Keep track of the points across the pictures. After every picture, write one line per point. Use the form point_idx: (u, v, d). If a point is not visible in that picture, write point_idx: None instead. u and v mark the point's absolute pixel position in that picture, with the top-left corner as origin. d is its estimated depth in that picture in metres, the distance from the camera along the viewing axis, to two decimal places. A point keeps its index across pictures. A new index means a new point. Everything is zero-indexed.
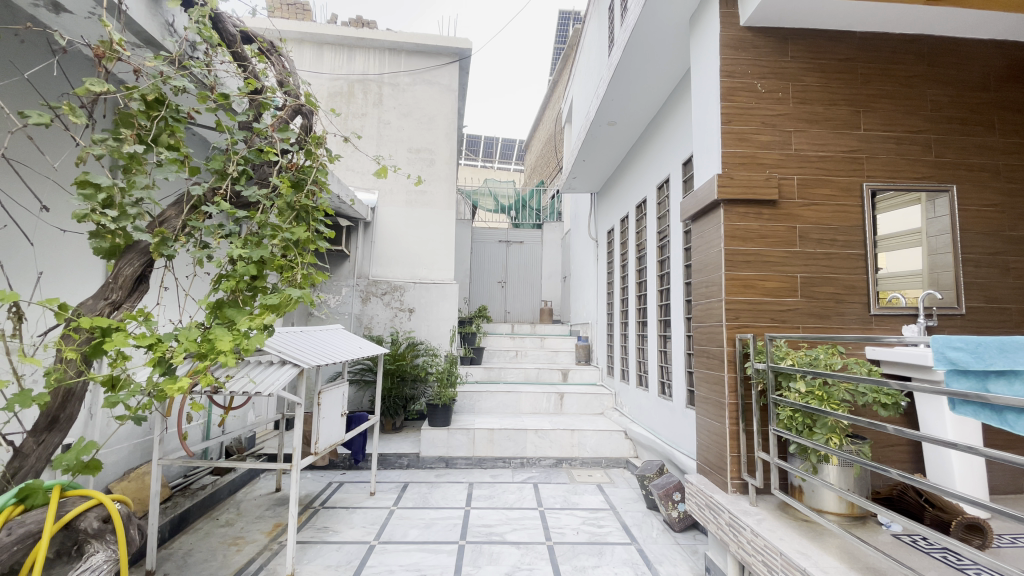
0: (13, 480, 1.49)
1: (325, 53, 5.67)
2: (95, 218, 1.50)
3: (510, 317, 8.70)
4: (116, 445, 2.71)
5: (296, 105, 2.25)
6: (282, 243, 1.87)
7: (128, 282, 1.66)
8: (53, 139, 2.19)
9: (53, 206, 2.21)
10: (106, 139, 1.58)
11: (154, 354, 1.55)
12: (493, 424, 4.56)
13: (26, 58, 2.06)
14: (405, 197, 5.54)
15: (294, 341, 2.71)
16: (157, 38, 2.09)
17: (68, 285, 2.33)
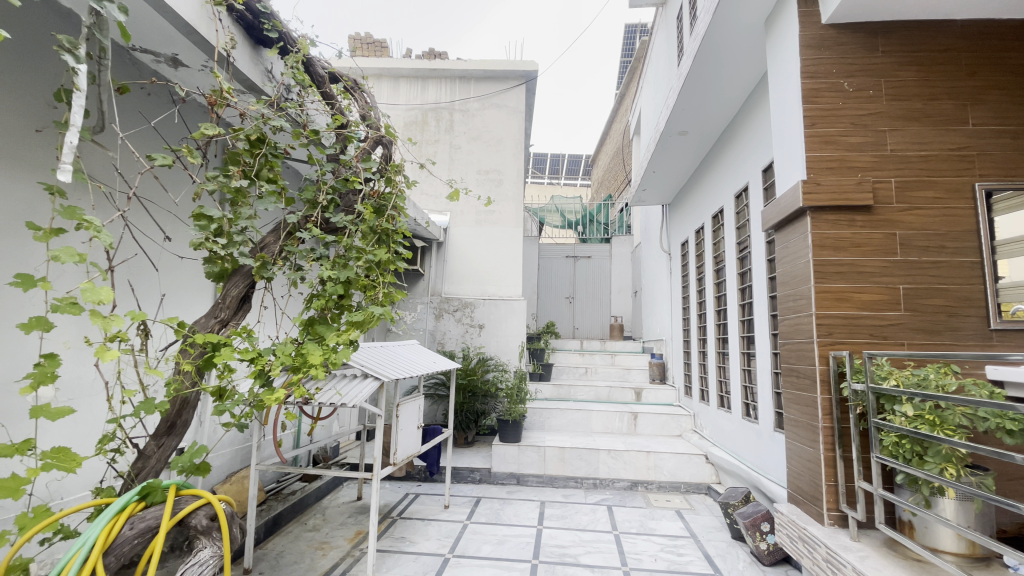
0: (138, 479, 1.70)
1: (400, 86, 6.05)
2: (209, 245, 1.70)
3: (579, 334, 8.61)
4: (221, 449, 3.00)
5: (377, 136, 2.42)
6: (366, 264, 2.01)
7: (233, 303, 1.85)
8: (174, 177, 2.53)
9: (174, 236, 2.53)
10: (217, 175, 1.79)
11: (255, 366, 1.71)
12: (564, 443, 4.51)
13: (154, 109, 2.40)
14: (475, 217, 5.72)
15: (374, 356, 2.87)
16: (258, 84, 2.35)
17: (185, 305, 2.65)
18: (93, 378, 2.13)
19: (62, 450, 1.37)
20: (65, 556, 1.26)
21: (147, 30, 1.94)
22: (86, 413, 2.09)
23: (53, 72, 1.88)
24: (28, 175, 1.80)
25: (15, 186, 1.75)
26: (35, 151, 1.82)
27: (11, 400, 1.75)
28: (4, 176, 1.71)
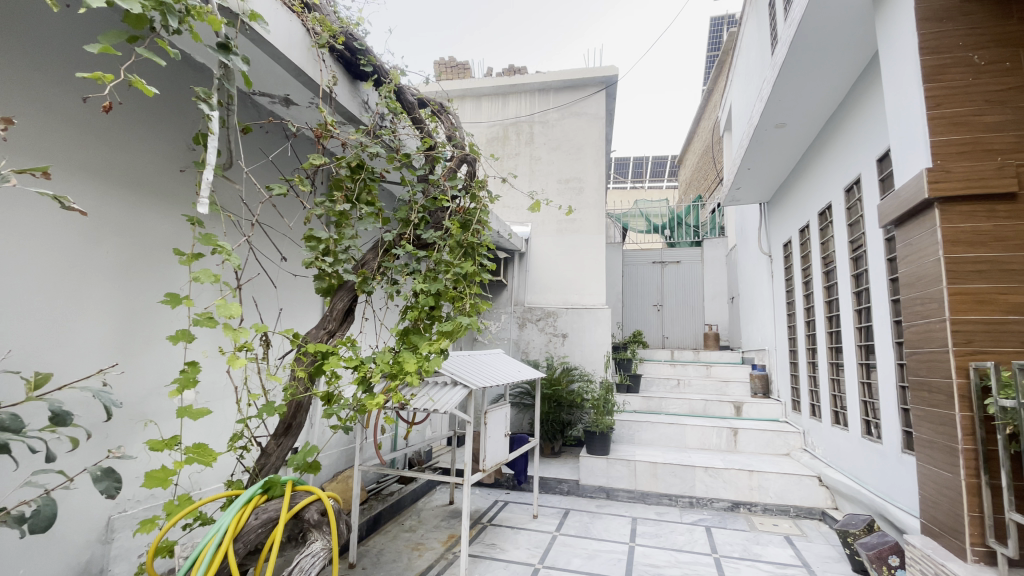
0: (262, 473, 1.91)
1: (482, 104, 6.30)
2: (318, 263, 1.92)
3: (670, 343, 8.27)
4: (328, 449, 3.28)
5: (462, 155, 2.54)
6: (454, 276, 2.12)
7: (339, 315, 2.02)
8: (289, 204, 2.85)
9: (290, 256, 2.84)
10: (324, 201, 1.99)
11: (358, 373, 1.86)
12: (656, 457, 4.33)
13: (273, 145, 2.73)
14: (556, 226, 5.74)
15: (463, 364, 2.98)
16: (356, 114, 2.58)
17: (299, 318, 2.95)
18: (225, 383, 2.44)
19: (201, 446, 1.59)
20: (203, 540, 1.44)
21: (265, 75, 2.22)
22: (220, 413, 2.40)
23: (193, 120, 2.21)
24: (173, 208, 2.12)
25: (163, 218, 2.07)
26: (179, 187, 2.15)
27: (162, 400, 2.06)
28: (155, 210, 2.04)
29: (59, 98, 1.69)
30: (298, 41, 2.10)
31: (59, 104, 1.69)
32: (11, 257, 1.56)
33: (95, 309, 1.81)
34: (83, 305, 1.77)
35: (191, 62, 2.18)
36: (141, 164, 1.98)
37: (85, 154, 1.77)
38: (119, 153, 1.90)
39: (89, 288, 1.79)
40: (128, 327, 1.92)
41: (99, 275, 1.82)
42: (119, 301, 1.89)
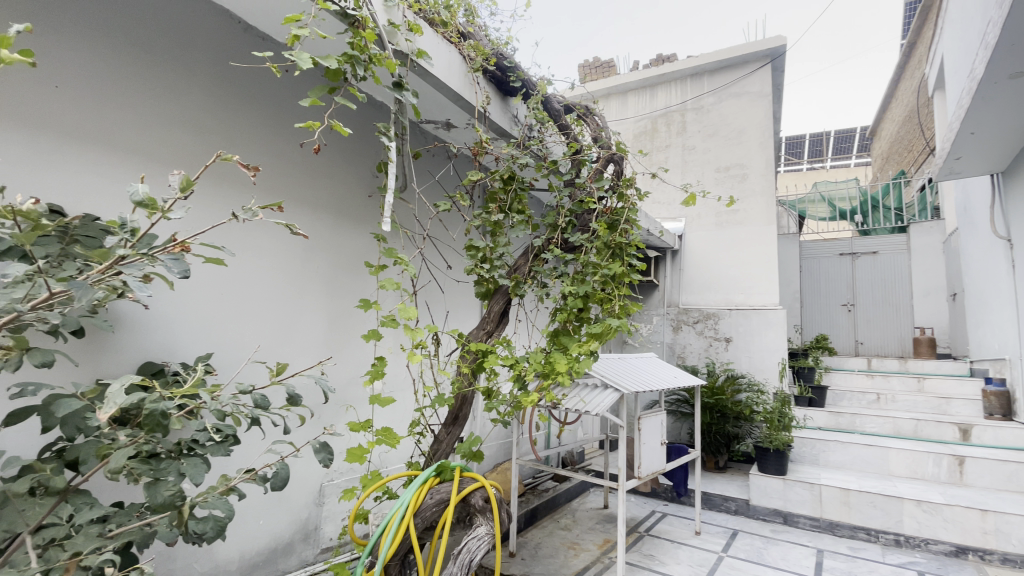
0: (435, 456, 2.16)
1: (629, 99, 6.18)
2: (478, 269, 2.11)
3: (865, 350, 7.04)
4: (489, 442, 3.56)
5: (609, 155, 2.54)
6: (602, 278, 2.12)
7: (496, 317, 2.18)
8: (452, 218, 3.17)
9: (454, 264, 3.16)
10: (481, 213, 2.19)
11: (514, 372, 1.99)
12: (847, 483, 3.73)
13: (438, 166, 3.08)
14: (715, 220, 5.34)
15: (615, 368, 2.97)
16: (507, 129, 2.75)
17: (463, 320, 3.26)
18: (405, 376, 2.81)
19: (387, 430, 1.86)
20: (388, 513, 1.64)
21: (430, 104, 2.52)
22: (401, 403, 2.79)
23: (376, 152, 2.60)
24: (363, 228, 2.53)
25: (356, 236, 2.49)
26: (367, 210, 2.55)
27: (358, 389, 2.47)
28: (350, 229, 2.46)
29: (284, 146, 2.15)
30: (456, 69, 2.34)
31: (284, 152, 2.15)
32: (257, 273, 2.04)
33: (311, 312, 2.25)
34: (302, 308, 2.21)
35: (374, 102, 2.58)
36: (339, 193, 2.41)
37: (301, 188, 2.22)
38: (324, 186, 2.33)
39: (306, 296, 2.23)
40: (334, 327, 2.36)
41: (313, 285, 2.26)
42: (327, 306, 2.33)
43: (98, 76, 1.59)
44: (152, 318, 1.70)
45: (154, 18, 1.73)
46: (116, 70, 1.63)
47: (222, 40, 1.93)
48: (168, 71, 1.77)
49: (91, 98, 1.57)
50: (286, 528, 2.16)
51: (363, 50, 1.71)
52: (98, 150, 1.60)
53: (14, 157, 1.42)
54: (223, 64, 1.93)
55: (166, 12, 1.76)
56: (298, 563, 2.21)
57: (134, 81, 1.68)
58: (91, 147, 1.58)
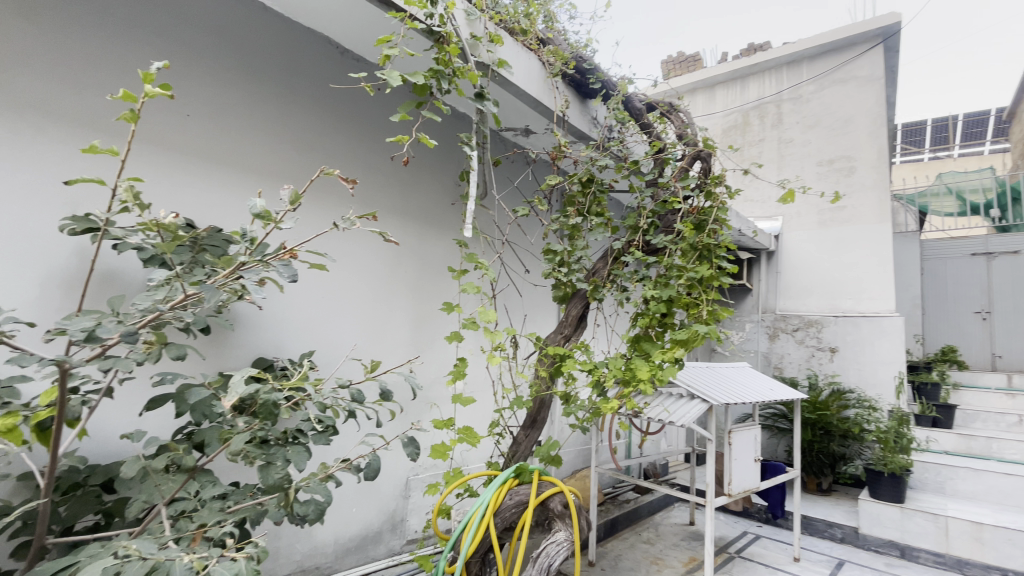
0: (514, 458, 2.19)
1: (717, 92, 5.85)
2: (555, 273, 2.12)
3: (1003, 364, 6.04)
4: (568, 448, 3.53)
5: (695, 152, 2.40)
6: (688, 281, 2.02)
7: (574, 321, 2.16)
8: (531, 223, 3.20)
9: (532, 269, 3.18)
10: (559, 217, 2.19)
11: (593, 377, 1.95)
12: (982, 518, 3.23)
13: (517, 171, 3.12)
14: (817, 218, 4.90)
15: (703, 377, 2.82)
16: (587, 131, 2.72)
17: (541, 324, 3.28)
18: (485, 378, 2.88)
19: (468, 429, 1.90)
20: (470, 511, 1.68)
21: (510, 111, 2.57)
22: (482, 404, 2.85)
23: (458, 161, 2.69)
24: (446, 234, 2.62)
25: (441, 242, 2.60)
26: (450, 217, 2.65)
27: (442, 389, 2.57)
28: (435, 235, 2.57)
29: (376, 159, 2.30)
30: (535, 75, 2.36)
31: (375, 164, 2.29)
32: (353, 277, 2.19)
33: (399, 315, 2.38)
34: (390, 311, 2.34)
35: (457, 113, 2.68)
36: (425, 201, 2.52)
37: (390, 198, 2.35)
38: (411, 195, 2.45)
39: (395, 299, 2.37)
40: (420, 329, 2.47)
41: (400, 289, 2.39)
42: (414, 309, 2.45)
43: (222, 105, 1.80)
44: (265, 318, 1.89)
45: (268, 50, 1.94)
46: (236, 99, 1.84)
47: (324, 65, 2.12)
48: (278, 96, 1.96)
49: (217, 125, 1.79)
50: (376, 517, 2.29)
51: (447, 64, 1.79)
52: (222, 171, 1.81)
53: (160, 178, 1.66)
54: (324, 86, 2.11)
55: (278, 45, 1.97)
56: (386, 552, 2.33)
57: (250, 108, 1.88)
58: (218, 168, 1.80)
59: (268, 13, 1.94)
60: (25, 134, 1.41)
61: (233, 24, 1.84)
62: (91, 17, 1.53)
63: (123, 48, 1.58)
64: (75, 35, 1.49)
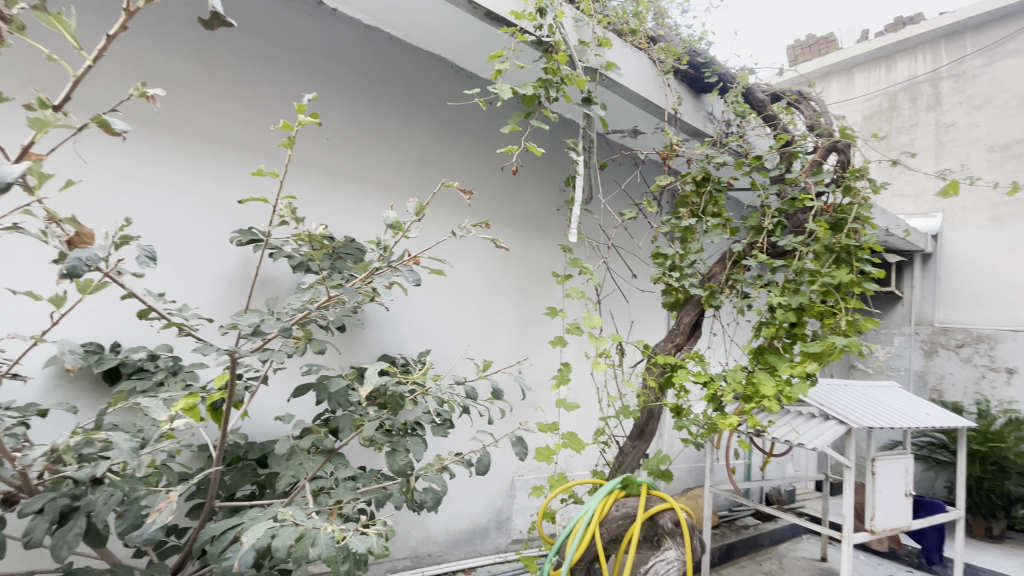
0: (621, 469, 2.13)
1: (856, 76, 5.05)
2: (665, 278, 2.02)
3: None
4: (678, 463, 3.35)
5: (831, 144, 2.16)
6: (822, 287, 1.82)
7: (686, 329, 2.06)
8: (639, 226, 3.11)
9: (640, 274, 3.08)
10: (670, 218, 2.09)
11: (708, 390, 1.82)
12: None
13: (625, 174, 3.04)
14: (987, 212, 4.10)
15: (839, 396, 2.51)
16: (701, 128, 2.58)
17: (649, 331, 3.16)
18: (590, 385, 2.84)
19: (572, 435, 1.89)
20: (574, 517, 1.65)
21: (618, 112, 2.53)
22: (587, 411, 2.82)
23: (564, 166, 2.71)
24: (552, 239, 2.65)
25: (548, 248, 2.63)
26: (555, 222, 2.67)
27: (547, 392, 2.59)
28: (542, 241, 2.61)
29: (488, 169, 2.40)
30: (645, 74, 2.30)
31: (485, 173, 2.39)
32: (466, 282, 2.31)
33: (505, 318, 2.44)
34: (497, 314, 2.41)
35: (564, 120, 2.70)
36: (531, 207, 2.57)
37: (499, 205, 2.44)
38: (518, 201, 2.51)
39: (504, 303, 2.44)
40: (527, 333, 2.53)
41: (507, 293, 2.45)
42: (522, 313, 2.51)
43: (353, 126, 2.00)
44: (389, 318, 2.06)
45: (393, 75, 2.12)
46: (365, 120, 2.03)
47: (441, 84, 2.26)
48: (401, 115, 2.13)
49: (348, 144, 1.99)
50: (483, 513, 2.38)
51: (556, 72, 1.81)
52: (352, 186, 2.00)
53: (307, 195, 1.89)
54: (441, 104, 2.26)
55: (401, 69, 2.14)
56: (492, 548, 2.40)
57: (377, 127, 2.07)
58: (349, 183, 1.99)
59: (392, 41, 2.12)
60: (207, 161, 1.70)
61: (363, 54, 2.04)
62: (255, 60, 1.80)
63: (276, 82, 1.84)
64: (244, 77, 1.77)
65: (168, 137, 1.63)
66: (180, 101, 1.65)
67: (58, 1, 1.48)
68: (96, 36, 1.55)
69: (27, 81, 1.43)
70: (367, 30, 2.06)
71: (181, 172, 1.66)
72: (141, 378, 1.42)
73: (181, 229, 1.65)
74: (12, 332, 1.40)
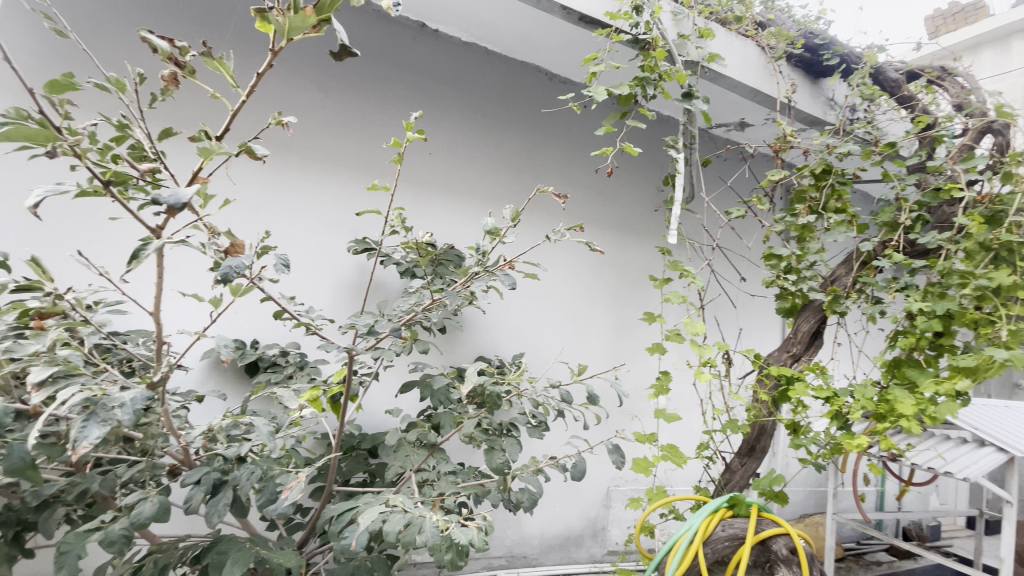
0: (727, 487, 1.99)
1: None
2: (780, 281, 1.84)
3: None
4: (794, 485, 3.05)
5: (984, 124, 1.84)
6: (977, 292, 1.56)
7: (805, 338, 1.87)
8: (747, 226, 2.90)
9: (749, 277, 2.86)
10: (784, 216, 1.92)
11: (832, 407, 1.61)
12: None
13: (730, 170, 2.85)
14: None
15: (1001, 419, 2.12)
16: (819, 116, 2.34)
17: (759, 338, 2.92)
18: (692, 395, 2.70)
19: (673, 447, 1.80)
20: (675, 533, 1.45)
21: (722, 104, 2.38)
22: (688, 422, 2.68)
23: (662, 165, 2.61)
24: (649, 242, 2.56)
25: (645, 251, 2.55)
26: (653, 223, 2.58)
27: (644, 401, 2.50)
28: (639, 244, 2.54)
29: (582, 172, 2.39)
30: (753, 63, 2.14)
31: (580, 177, 2.38)
32: (562, 287, 2.32)
33: (600, 323, 2.41)
34: (592, 319, 2.39)
35: (662, 118, 2.61)
36: (627, 209, 2.51)
37: (594, 208, 2.41)
38: (613, 204, 2.47)
39: (599, 308, 2.42)
40: (624, 339, 2.47)
41: (601, 298, 2.42)
42: (617, 318, 2.46)
43: (454, 139, 2.11)
44: (486, 321, 2.13)
45: (489, 87, 2.20)
46: (464, 132, 2.13)
47: (535, 92, 2.30)
48: (497, 125, 2.21)
49: (450, 156, 2.10)
50: (578, 520, 2.35)
51: (653, 69, 1.75)
52: (453, 195, 2.11)
53: (413, 205, 2.02)
54: (536, 111, 2.30)
55: (497, 81, 2.22)
56: (588, 557, 2.37)
57: (476, 138, 2.16)
58: (450, 193, 2.10)
59: (489, 55, 2.21)
60: (329, 179, 1.89)
61: (462, 70, 2.15)
62: (368, 84, 1.97)
63: (387, 103, 2.00)
64: (360, 100, 1.95)
65: (298, 158, 1.85)
66: (307, 126, 1.86)
67: (220, 48, 1.76)
68: (248, 74, 1.81)
69: (196, 117, 1.71)
70: (466, 46, 2.16)
71: (309, 189, 1.86)
72: (275, 372, 1.62)
73: (308, 240, 1.85)
74: (182, 328, 1.68)
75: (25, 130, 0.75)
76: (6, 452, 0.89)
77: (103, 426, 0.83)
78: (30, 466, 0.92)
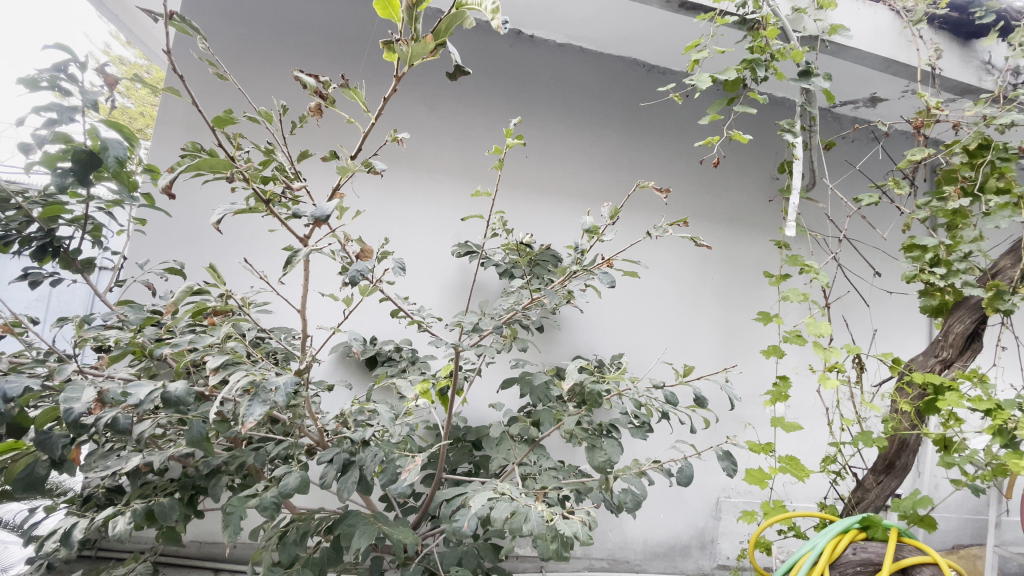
0: (859, 507, 1.76)
1: None
2: (924, 276, 1.61)
3: None
4: (943, 511, 2.65)
5: None
6: None
7: (959, 340, 1.60)
8: (880, 214, 2.57)
9: (885, 271, 2.54)
10: (928, 201, 1.68)
11: (994, 421, 1.36)
12: None
13: (858, 152, 2.55)
14: None
15: None
16: (973, 83, 2.00)
17: (899, 341, 2.57)
18: (815, 403, 2.46)
19: (793, 459, 1.65)
20: (796, 552, 1.30)
21: (847, 78, 2.14)
22: (810, 432, 2.44)
23: (776, 151, 2.41)
24: (762, 235, 2.38)
25: (759, 245, 2.37)
26: (767, 215, 2.38)
27: (759, 408, 2.33)
28: (751, 238, 2.37)
29: (685, 165, 2.29)
30: (885, 29, 1.90)
31: (682, 170, 2.29)
32: (666, 285, 2.25)
33: (707, 323, 2.29)
34: (697, 319, 2.28)
35: (776, 100, 2.42)
36: (736, 201, 2.35)
37: (698, 202, 2.30)
38: (720, 197, 2.33)
39: (707, 307, 2.30)
40: (735, 340, 2.32)
41: (708, 297, 2.30)
42: (728, 318, 2.32)
43: (551, 141, 2.14)
44: (585, 320, 2.14)
45: (586, 86, 2.20)
46: (562, 133, 2.16)
47: (634, 86, 2.25)
48: (595, 123, 2.20)
49: (547, 158, 2.14)
50: (684, 530, 2.26)
51: (764, 49, 1.61)
52: (551, 196, 2.14)
53: (513, 208, 2.10)
54: (635, 106, 2.25)
55: (595, 79, 2.21)
56: (696, 569, 2.26)
57: (573, 139, 2.17)
58: (547, 194, 2.13)
59: (585, 54, 2.21)
60: (436, 187, 2.03)
61: (559, 72, 2.17)
62: (470, 96, 2.08)
63: (487, 113, 2.09)
64: (462, 111, 2.07)
65: (410, 170, 2.01)
66: (417, 140, 2.02)
67: (351, 76, 1.98)
68: (372, 97, 2.00)
69: (326, 139, 1.93)
70: (562, 48, 2.18)
71: (419, 197, 2.01)
72: (391, 365, 1.77)
73: (419, 244, 2.00)
74: (319, 323, 1.91)
75: (208, 161, 0.89)
76: (189, 426, 1.08)
77: (263, 406, 0.98)
78: (205, 438, 1.11)
